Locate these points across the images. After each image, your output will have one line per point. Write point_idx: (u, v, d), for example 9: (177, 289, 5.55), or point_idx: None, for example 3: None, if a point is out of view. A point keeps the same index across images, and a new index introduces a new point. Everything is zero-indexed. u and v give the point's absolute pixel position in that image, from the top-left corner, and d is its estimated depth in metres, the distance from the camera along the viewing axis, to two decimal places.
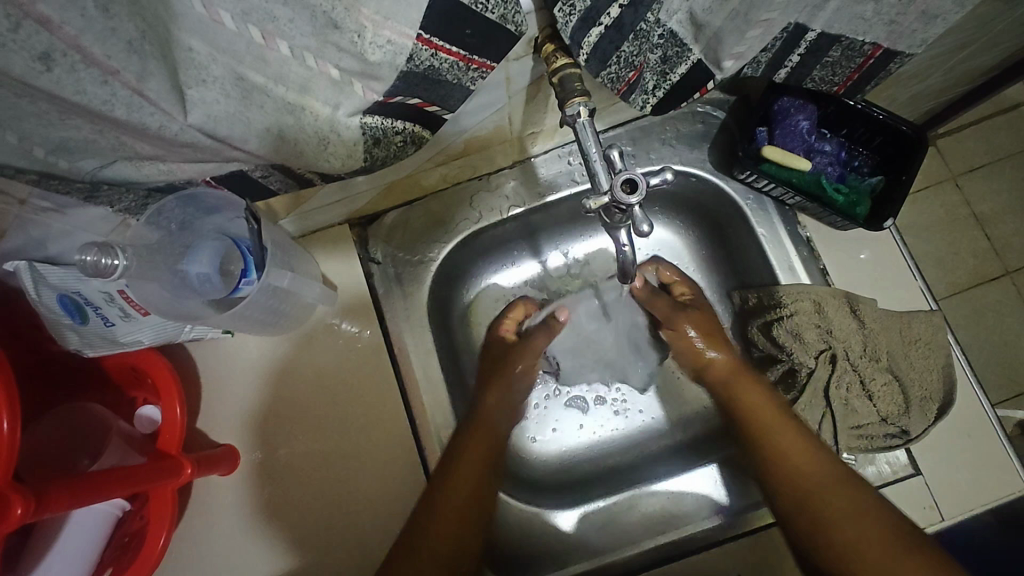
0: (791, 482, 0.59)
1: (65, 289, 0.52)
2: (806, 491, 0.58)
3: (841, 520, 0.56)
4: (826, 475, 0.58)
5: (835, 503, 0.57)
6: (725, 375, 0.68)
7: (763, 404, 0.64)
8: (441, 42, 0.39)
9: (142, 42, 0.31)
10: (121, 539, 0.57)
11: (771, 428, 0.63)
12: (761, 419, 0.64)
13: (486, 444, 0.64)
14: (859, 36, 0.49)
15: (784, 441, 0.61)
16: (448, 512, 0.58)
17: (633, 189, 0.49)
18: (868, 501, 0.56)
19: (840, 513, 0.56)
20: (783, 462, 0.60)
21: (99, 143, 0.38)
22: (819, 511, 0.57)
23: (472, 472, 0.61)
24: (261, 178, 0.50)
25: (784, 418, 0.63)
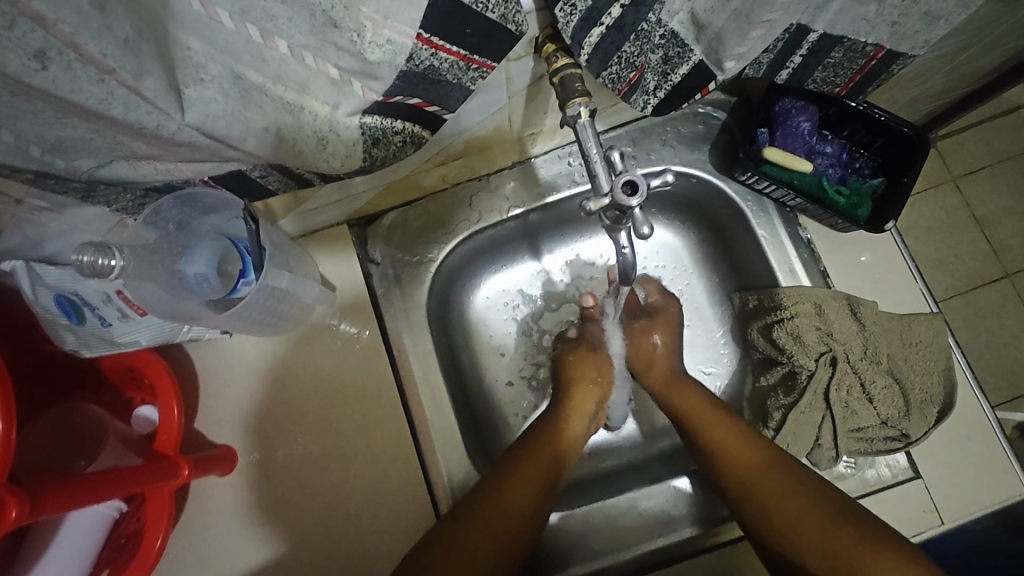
0: (730, 470, 0.61)
1: (62, 289, 0.51)
2: (745, 478, 0.60)
3: (776, 498, 0.58)
4: (762, 460, 0.61)
5: (770, 487, 0.59)
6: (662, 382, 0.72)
7: (702, 401, 0.67)
8: (441, 42, 0.39)
9: (138, 41, 0.31)
10: (116, 541, 0.57)
11: (705, 423, 0.65)
12: (698, 417, 0.66)
13: (550, 457, 0.65)
14: (861, 38, 0.49)
15: (719, 435, 0.63)
16: (494, 514, 0.58)
17: (634, 191, 0.48)
18: (806, 482, 0.58)
19: (776, 494, 0.58)
20: (722, 455, 0.62)
21: (97, 142, 0.38)
22: (755, 495, 0.59)
23: (533, 474, 0.63)
24: (259, 177, 0.49)
25: (717, 412, 0.65)
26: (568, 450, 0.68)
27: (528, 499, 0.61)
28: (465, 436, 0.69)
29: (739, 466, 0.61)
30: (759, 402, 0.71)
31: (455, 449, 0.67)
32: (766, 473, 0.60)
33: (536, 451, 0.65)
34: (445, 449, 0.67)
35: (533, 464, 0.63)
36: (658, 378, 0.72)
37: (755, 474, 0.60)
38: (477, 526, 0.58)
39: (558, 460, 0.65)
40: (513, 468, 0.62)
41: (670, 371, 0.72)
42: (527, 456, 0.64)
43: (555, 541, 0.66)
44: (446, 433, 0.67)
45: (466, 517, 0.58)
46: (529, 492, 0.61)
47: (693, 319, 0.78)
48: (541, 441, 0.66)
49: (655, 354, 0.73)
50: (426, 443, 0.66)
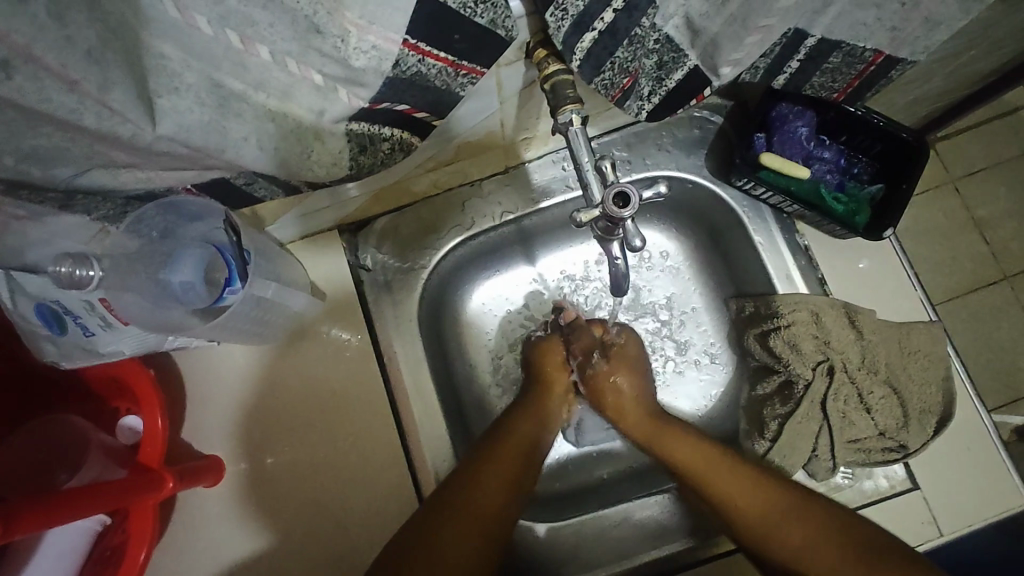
0: (740, 523, 0.58)
1: (43, 298, 0.50)
2: (762, 529, 0.56)
3: (807, 557, 0.54)
4: (773, 507, 0.57)
5: (792, 536, 0.55)
6: (643, 432, 0.66)
7: (689, 447, 0.62)
8: (428, 48, 0.38)
9: (103, 50, 0.30)
10: (101, 554, 0.56)
11: (699, 469, 0.61)
12: (691, 463, 0.61)
13: (519, 449, 0.62)
14: (859, 42, 0.48)
15: (721, 487, 0.59)
16: (466, 512, 0.56)
17: (626, 203, 0.47)
18: (826, 521, 0.55)
19: (802, 547, 0.55)
20: (728, 505, 0.58)
21: (72, 152, 0.37)
22: (777, 548, 0.56)
23: (502, 469, 0.60)
24: (244, 185, 0.48)
25: (706, 453, 0.61)
26: (537, 444, 0.65)
27: (501, 497, 0.58)
28: (457, 445, 0.68)
29: (751, 520, 0.57)
30: (754, 412, 0.68)
31: (447, 458, 0.66)
32: (782, 523, 0.56)
33: (502, 446, 0.62)
34: (437, 458, 0.65)
35: (504, 456, 0.61)
36: (634, 422, 0.67)
37: (780, 529, 0.56)
38: (449, 526, 0.55)
39: (529, 456, 0.63)
40: (484, 462, 0.59)
41: (646, 413, 0.67)
42: (498, 450, 0.61)
43: (548, 551, 0.65)
44: (438, 443, 0.66)
45: (437, 516, 0.55)
46: (500, 489, 0.58)
47: (691, 326, 0.77)
48: (510, 435, 0.63)
49: (622, 395, 0.68)
50: (417, 451, 0.65)
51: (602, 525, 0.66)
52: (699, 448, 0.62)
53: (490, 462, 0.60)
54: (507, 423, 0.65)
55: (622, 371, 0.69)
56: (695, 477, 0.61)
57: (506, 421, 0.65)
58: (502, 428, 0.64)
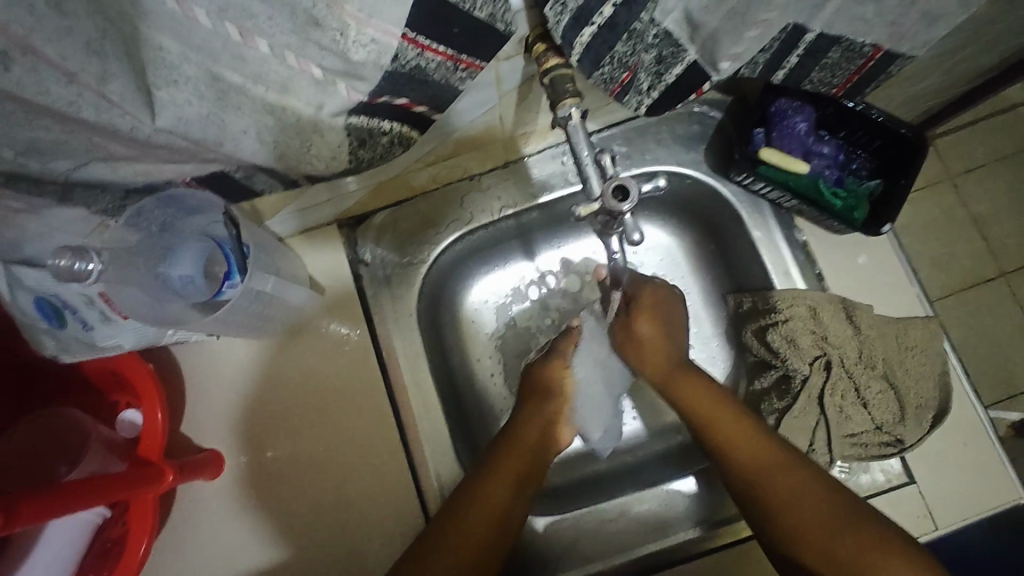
0: (735, 468, 0.59)
1: (42, 292, 0.50)
2: (753, 477, 0.57)
3: (792, 506, 0.54)
4: (772, 457, 0.58)
5: (785, 484, 0.56)
6: (662, 379, 0.66)
7: (703, 395, 0.63)
8: (427, 42, 0.38)
9: (103, 42, 0.30)
10: (101, 546, 0.56)
11: (705, 413, 0.62)
12: (706, 406, 0.63)
13: (529, 448, 0.63)
14: (859, 38, 0.48)
15: (726, 435, 0.60)
16: (466, 532, 0.56)
17: (625, 197, 0.47)
18: (821, 484, 0.55)
19: (787, 493, 0.55)
20: (734, 454, 0.59)
21: (71, 144, 0.37)
22: (765, 493, 0.56)
23: (512, 469, 0.60)
24: (244, 178, 0.48)
25: (718, 401, 0.63)
26: (547, 447, 0.65)
27: (499, 516, 0.58)
28: (456, 438, 0.68)
29: (747, 467, 0.58)
30: (753, 404, 0.70)
31: (446, 453, 0.66)
32: (774, 467, 0.57)
33: (513, 448, 0.62)
34: (435, 452, 0.65)
35: (507, 477, 0.60)
36: (656, 368, 0.67)
37: (771, 476, 0.56)
38: (448, 550, 0.55)
39: (527, 471, 0.61)
40: (484, 482, 0.59)
41: (671, 360, 0.66)
42: (497, 469, 0.60)
43: (547, 545, 0.66)
44: (437, 436, 0.66)
45: (437, 535, 0.56)
46: (498, 508, 0.58)
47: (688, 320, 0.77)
48: (511, 448, 0.62)
49: (645, 340, 0.67)
50: (415, 444, 0.65)
51: (601, 518, 0.67)
52: (712, 391, 0.64)
53: (504, 462, 0.60)
54: (507, 438, 0.63)
55: (646, 328, 0.67)
56: (704, 422, 0.62)
57: (506, 439, 0.63)
58: (514, 425, 0.64)
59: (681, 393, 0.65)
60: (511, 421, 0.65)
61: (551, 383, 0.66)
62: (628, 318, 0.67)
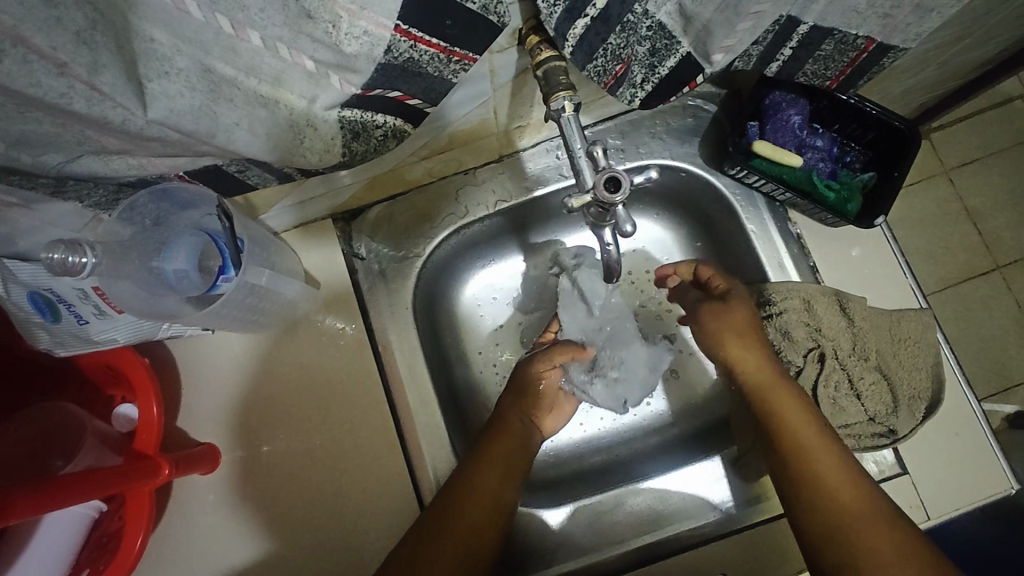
0: (816, 503, 0.54)
1: (36, 286, 0.49)
2: (833, 516, 0.52)
3: (878, 556, 0.49)
4: (857, 494, 0.53)
5: (872, 537, 0.50)
6: (758, 378, 0.62)
7: (792, 406, 0.59)
8: (420, 34, 0.38)
9: (92, 33, 0.30)
10: (98, 540, 0.57)
11: (791, 426, 0.58)
12: (794, 422, 0.58)
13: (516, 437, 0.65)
14: (852, 29, 0.48)
15: (813, 458, 0.55)
16: (468, 521, 0.57)
17: (617, 188, 0.47)
18: (910, 538, 0.50)
19: (875, 541, 0.50)
20: (815, 480, 0.54)
21: (63, 137, 0.37)
22: (848, 535, 0.51)
23: (504, 447, 0.64)
24: (237, 172, 0.48)
25: (812, 428, 0.57)
26: (531, 439, 0.68)
27: (492, 504, 0.59)
28: (451, 433, 0.68)
29: (830, 504, 0.53)
30: None
31: (442, 448, 0.66)
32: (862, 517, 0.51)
33: (505, 433, 0.65)
34: (430, 445, 0.66)
35: (496, 461, 0.62)
36: (753, 368, 0.62)
37: (854, 518, 0.52)
38: (454, 530, 0.56)
39: (515, 458, 0.64)
40: (475, 472, 0.60)
41: (766, 358, 0.63)
42: (487, 452, 0.62)
43: (543, 538, 0.66)
44: (433, 430, 0.66)
45: (441, 517, 0.57)
46: (492, 496, 0.59)
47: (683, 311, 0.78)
48: (501, 433, 0.65)
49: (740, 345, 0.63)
50: (412, 438, 0.65)
51: (596, 510, 0.67)
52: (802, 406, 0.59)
53: (500, 441, 0.64)
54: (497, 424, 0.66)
55: (735, 333, 0.64)
56: (788, 439, 0.57)
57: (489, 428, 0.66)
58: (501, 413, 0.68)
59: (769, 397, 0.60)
60: (495, 415, 0.68)
61: (533, 384, 0.70)
62: (722, 318, 0.65)
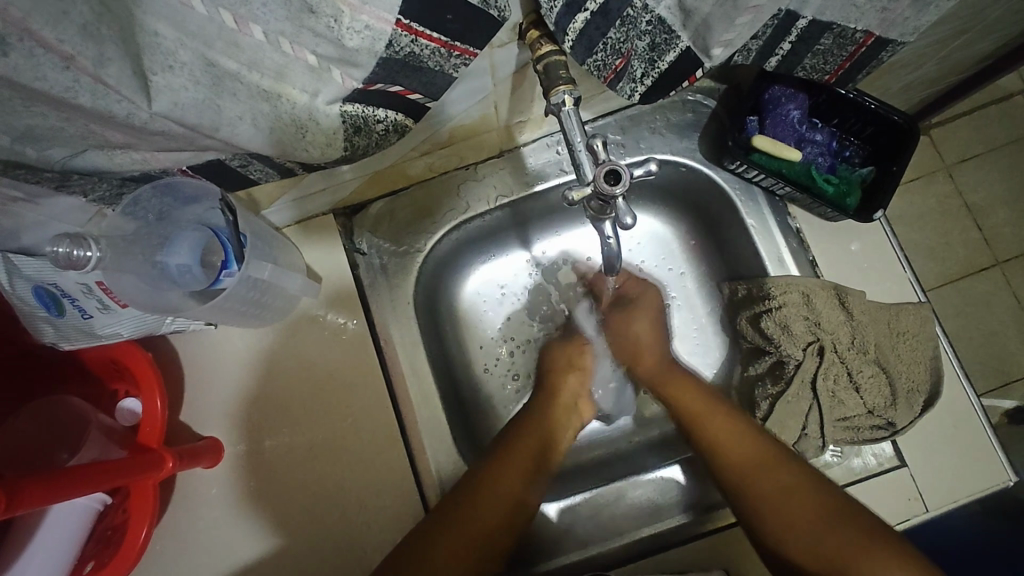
0: (723, 467, 0.62)
1: (41, 280, 0.50)
2: (738, 475, 0.61)
3: (779, 503, 0.58)
4: (755, 453, 0.61)
5: (772, 483, 0.59)
6: (654, 376, 0.72)
7: (692, 390, 0.69)
8: (421, 28, 0.38)
9: (98, 27, 0.30)
10: (103, 532, 0.57)
11: (694, 411, 0.67)
12: (694, 412, 0.67)
13: (539, 442, 0.67)
14: (850, 23, 0.48)
15: (711, 429, 0.65)
16: (470, 522, 0.58)
17: (617, 181, 0.48)
18: (806, 481, 0.59)
19: (775, 488, 0.59)
20: (716, 451, 0.63)
21: (68, 131, 0.37)
22: (756, 489, 0.59)
23: (526, 449, 0.65)
24: (240, 167, 0.48)
25: (712, 407, 0.66)
26: (556, 436, 0.69)
27: (512, 501, 0.61)
28: (453, 428, 0.68)
29: (735, 461, 0.61)
30: (747, 390, 0.71)
31: (443, 442, 0.66)
32: (764, 467, 0.60)
33: (528, 434, 0.67)
34: (432, 439, 0.66)
35: (518, 462, 0.64)
36: (649, 364, 0.73)
37: (755, 474, 0.60)
38: (467, 524, 0.58)
39: (539, 457, 0.66)
40: (499, 470, 0.62)
41: (659, 357, 0.73)
42: (512, 451, 0.64)
43: (544, 530, 0.66)
44: (433, 424, 0.67)
45: (457, 510, 0.59)
46: (511, 495, 0.61)
47: (681, 306, 0.78)
48: (525, 431, 0.67)
49: (640, 342, 0.74)
50: (414, 433, 0.66)
51: (595, 503, 0.67)
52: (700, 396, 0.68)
53: (520, 442, 0.65)
54: (522, 424, 0.68)
55: (643, 326, 0.74)
56: (691, 419, 0.67)
57: (518, 426, 0.68)
58: (531, 417, 0.69)
59: (672, 391, 0.70)
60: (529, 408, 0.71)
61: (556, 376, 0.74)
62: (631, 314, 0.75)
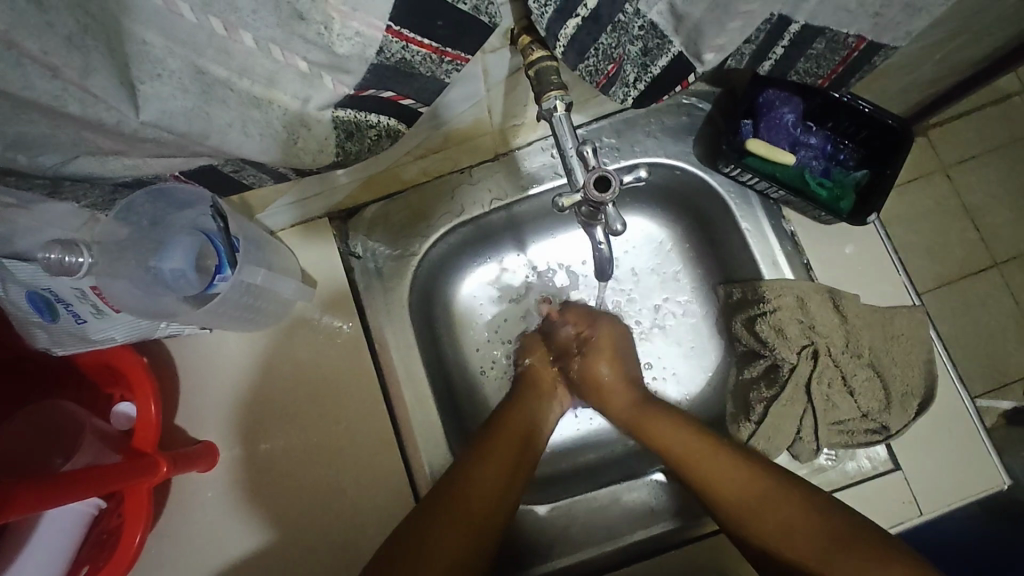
0: (725, 506, 0.59)
1: (34, 286, 0.50)
2: (742, 511, 0.58)
3: (788, 538, 0.56)
4: (755, 485, 0.59)
5: (779, 516, 0.57)
6: (628, 418, 0.70)
7: (669, 429, 0.66)
8: (411, 34, 0.38)
9: (85, 37, 0.30)
10: (98, 536, 0.58)
11: (681, 449, 0.64)
12: (679, 447, 0.64)
13: (521, 428, 0.67)
14: (841, 28, 0.48)
15: (703, 468, 0.61)
16: (461, 523, 0.57)
17: (607, 188, 0.48)
18: (811, 509, 0.56)
19: (783, 522, 0.56)
20: (713, 492, 0.60)
21: (59, 138, 0.37)
22: (765, 527, 0.57)
23: (509, 434, 0.65)
24: (233, 172, 0.48)
25: (698, 442, 0.63)
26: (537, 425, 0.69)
27: (500, 487, 0.61)
28: (448, 431, 0.69)
29: (737, 501, 0.59)
30: (741, 395, 0.70)
31: (438, 445, 0.66)
32: (768, 504, 0.58)
33: (512, 421, 0.67)
34: (426, 442, 0.66)
35: (503, 446, 0.64)
36: (620, 405, 0.71)
37: (760, 511, 0.58)
38: (459, 509, 0.58)
39: (523, 443, 0.66)
40: (482, 455, 0.62)
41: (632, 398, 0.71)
42: (495, 438, 0.64)
43: (539, 533, 0.66)
44: (428, 427, 0.67)
45: (446, 496, 0.59)
46: (497, 481, 0.61)
47: (676, 309, 0.78)
48: (508, 419, 0.67)
49: (604, 383, 0.72)
50: (409, 436, 0.66)
51: (589, 508, 0.67)
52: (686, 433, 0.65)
53: (504, 427, 0.66)
54: (504, 411, 0.69)
55: (603, 362, 0.72)
56: (678, 458, 0.64)
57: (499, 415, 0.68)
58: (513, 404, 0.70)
59: (647, 430, 0.67)
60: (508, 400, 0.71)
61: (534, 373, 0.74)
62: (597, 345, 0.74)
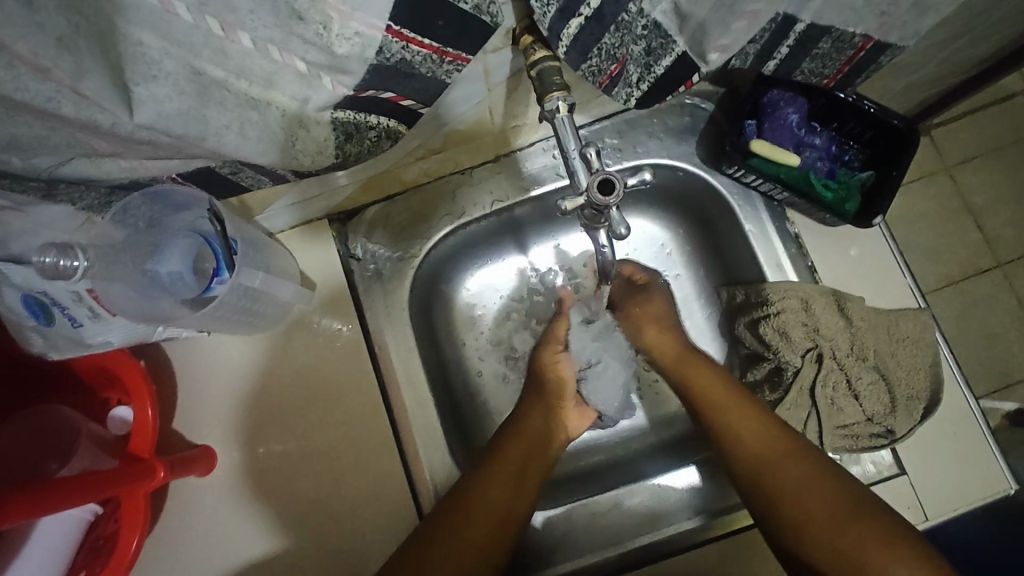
0: (741, 455, 0.60)
1: (30, 289, 0.48)
2: (755, 464, 0.59)
3: (794, 494, 0.56)
4: (775, 441, 0.59)
5: (790, 473, 0.57)
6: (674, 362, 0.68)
7: (711, 378, 0.65)
8: (411, 34, 0.37)
9: (76, 38, 0.29)
10: (94, 542, 0.57)
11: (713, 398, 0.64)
12: (711, 395, 0.64)
13: (534, 440, 0.65)
14: (849, 27, 0.48)
15: (730, 417, 0.62)
16: (468, 528, 0.57)
17: (610, 190, 0.47)
18: (826, 473, 0.57)
19: (792, 480, 0.56)
20: (734, 442, 0.61)
21: (53, 141, 0.36)
22: (772, 483, 0.57)
23: (524, 445, 0.64)
24: (230, 174, 0.48)
25: (730, 394, 0.63)
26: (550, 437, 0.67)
27: (509, 503, 0.59)
28: (448, 434, 0.68)
29: (754, 450, 0.59)
30: None
31: (439, 449, 0.66)
32: (784, 459, 0.58)
33: (528, 428, 0.65)
34: (427, 446, 0.66)
35: (514, 458, 0.62)
36: (669, 347, 0.69)
37: (773, 463, 0.58)
38: (468, 524, 0.57)
39: (535, 458, 0.64)
40: (492, 469, 0.61)
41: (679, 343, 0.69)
42: (505, 450, 0.63)
43: (540, 538, 0.66)
44: (429, 430, 0.66)
45: (454, 511, 0.58)
46: (506, 498, 0.59)
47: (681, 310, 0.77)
48: (524, 427, 0.65)
49: (660, 321, 0.71)
50: (409, 440, 0.65)
51: (591, 512, 0.67)
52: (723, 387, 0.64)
53: (524, 429, 0.65)
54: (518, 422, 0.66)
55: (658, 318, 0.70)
56: (708, 406, 0.64)
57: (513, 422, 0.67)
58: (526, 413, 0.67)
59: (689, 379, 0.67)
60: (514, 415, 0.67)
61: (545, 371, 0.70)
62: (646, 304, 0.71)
